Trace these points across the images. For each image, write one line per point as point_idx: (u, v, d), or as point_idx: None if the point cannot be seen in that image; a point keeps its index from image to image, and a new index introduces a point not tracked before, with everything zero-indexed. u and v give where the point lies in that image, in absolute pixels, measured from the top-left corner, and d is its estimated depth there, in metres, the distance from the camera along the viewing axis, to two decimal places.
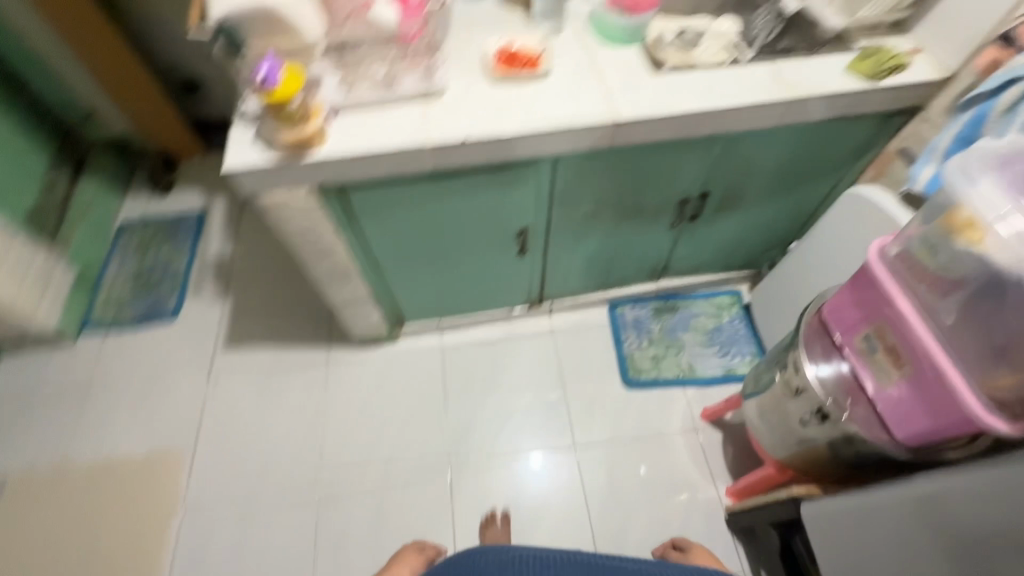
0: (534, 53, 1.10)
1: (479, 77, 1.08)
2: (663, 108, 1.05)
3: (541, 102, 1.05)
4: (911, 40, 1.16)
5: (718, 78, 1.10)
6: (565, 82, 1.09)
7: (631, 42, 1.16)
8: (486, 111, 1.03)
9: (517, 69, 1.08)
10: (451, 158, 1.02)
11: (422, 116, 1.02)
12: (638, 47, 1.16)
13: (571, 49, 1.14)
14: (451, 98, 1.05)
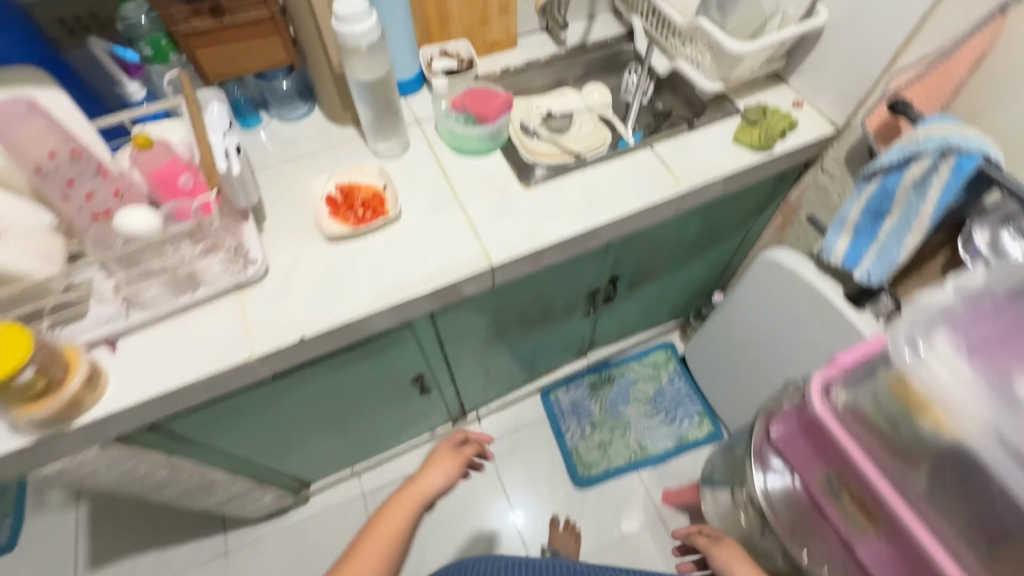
0: (374, 192, 0.89)
1: (309, 239, 0.85)
2: (541, 233, 0.87)
3: (393, 258, 0.84)
4: (789, 91, 1.05)
5: (596, 178, 0.94)
6: (419, 222, 0.88)
7: (491, 150, 0.96)
8: (324, 288, 0.80)
9: (355, 219, 0.86)
10: (288, 360, 0.78)
11: (239, 316, 0.78)
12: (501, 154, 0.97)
13: (420, 173, 0.94)
14: (275, 279, 0.81)
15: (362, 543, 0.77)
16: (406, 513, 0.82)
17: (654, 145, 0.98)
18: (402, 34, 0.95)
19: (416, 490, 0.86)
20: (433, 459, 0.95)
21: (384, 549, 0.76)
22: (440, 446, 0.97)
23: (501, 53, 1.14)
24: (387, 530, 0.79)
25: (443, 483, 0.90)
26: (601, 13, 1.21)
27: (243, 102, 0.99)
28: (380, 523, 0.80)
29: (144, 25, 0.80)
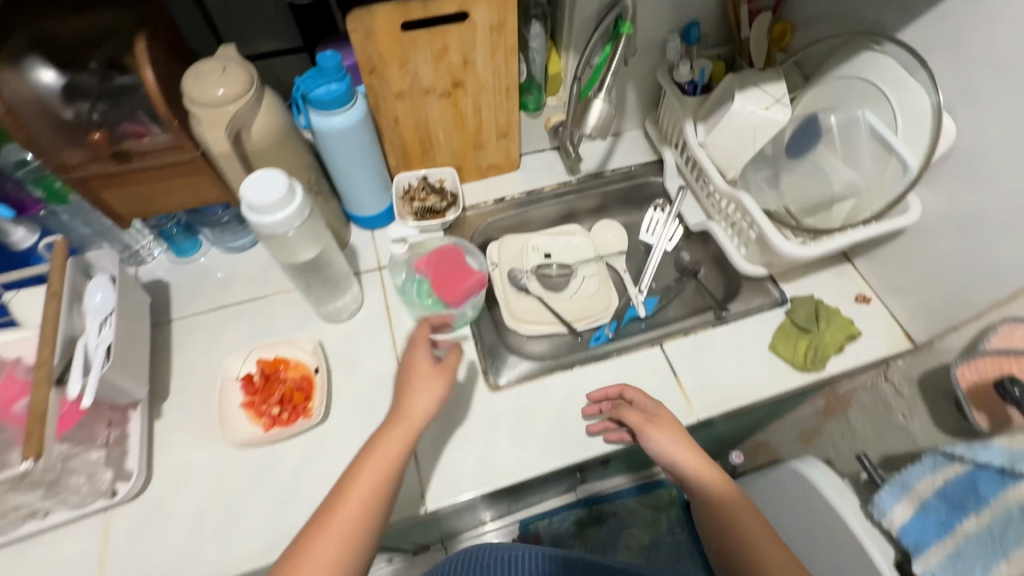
0: (303, 381, 0.71)
1: (210, 437, 0.68)
2: (499, 465, 0.68)
3: (305, 480, 0.66)
4: (853, 277, 0.82)
5: (583, 387, 0.74)
6: (350, 425, 0.70)
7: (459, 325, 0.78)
8: (210, 521, 0.63)
9: (270, 418, 0.69)
10: None
11: (98, 552, 0.61)
12: (471, 329, 0.79)
13: (366, 349, 0.76)
14: (156, 497, 0.65)
15: (354, 484, 0.56)
16: (389, 467, 0.57)
17: (664, 342, 0.77)
18: (367, 173, 0.77)
19: (393, 435, 0.59)
20: (407, 370, 0.64)
21: (372, 488, 0.56)
22: (412, 356, 0.65)
23: (497, 176, 0.94)
24: (371, 478, 0.56)
25: (430, 409, 0.61)
26: (628, 131, 0.99)
27: (176, 232, 0.81)
28: (368, 461, 0.58)
29: (33, 176, 0.64)
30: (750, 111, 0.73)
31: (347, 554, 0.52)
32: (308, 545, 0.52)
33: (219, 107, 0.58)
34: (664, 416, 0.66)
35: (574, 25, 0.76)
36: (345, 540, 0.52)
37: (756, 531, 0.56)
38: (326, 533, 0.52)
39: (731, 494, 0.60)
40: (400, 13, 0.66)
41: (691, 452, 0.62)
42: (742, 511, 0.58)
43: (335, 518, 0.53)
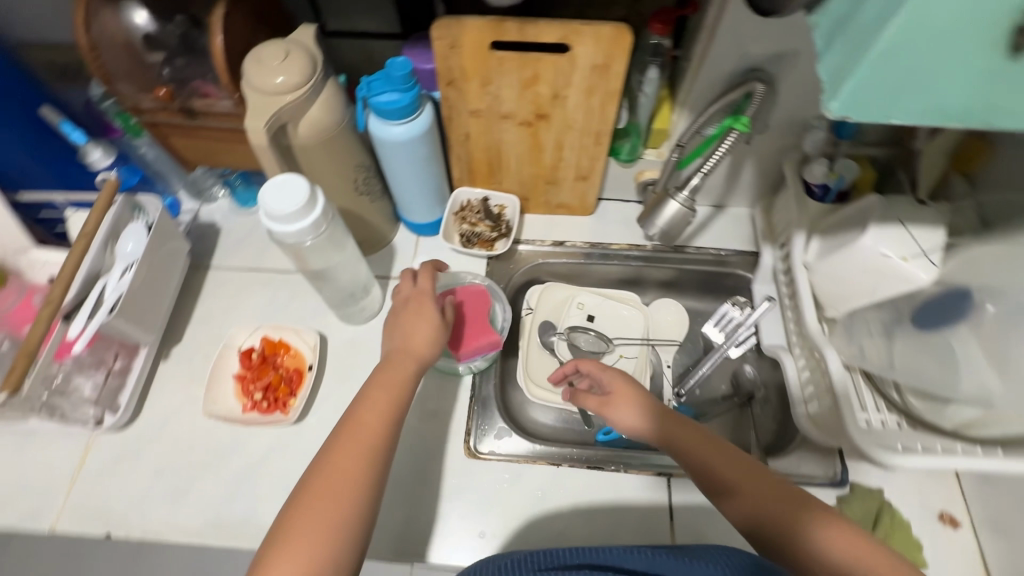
0: (295, 374, 0.70)
1: (197, 396, 0.70)
2: (444, 539, 0.63)
3: (261, 474, 0.66)
4: (945, 487, 0.64)
5: (562, 489, 0.66)
6: (321, 435, 0.69)
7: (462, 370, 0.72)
8: (168, 479, 0.65)
9: (253, 400, 0.69)
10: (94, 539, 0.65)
11: (73, 468, 0.66)
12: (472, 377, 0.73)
13: (366, 361, 0.74)
14: (134, 436, 0.68)
15: (356, 423, 0.53)
16: (392, 404, 0.55)
17: (673, 474, 0.66)
18: (421, 184, 0.72)
19: (394, 371, 0.58)
20: (399, 316, 0.63)
21: (383, 423, 0.53)
22: (407, 337, 0.60)
23: (566, 216, 0.85)
24: (374, 425, 0.53)
25: (434, 344, 0.61)
26: (733, 207, 0.84)
27: (238, 183, 0.81)
28: (369, 399, 0.55)
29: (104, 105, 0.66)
30: (881, 252, 0.57)
31: (353, 497, 0.48)
32: (302, 502, 0.47)
33: (275, 96, 0.54)
34: (612, 372, 0.62)
35: (697, 83, 0.63)
36: (353, 475, 0.49)
37: (778, 493, 0.49)
38: (334, 470, 0.49)
39: (719, 444, 0.53)
40: (492, 31, 0.57)
41: (694, 435, 0.54)
42: (719, 454, 0.52)
43: (341, 455, 0.50)
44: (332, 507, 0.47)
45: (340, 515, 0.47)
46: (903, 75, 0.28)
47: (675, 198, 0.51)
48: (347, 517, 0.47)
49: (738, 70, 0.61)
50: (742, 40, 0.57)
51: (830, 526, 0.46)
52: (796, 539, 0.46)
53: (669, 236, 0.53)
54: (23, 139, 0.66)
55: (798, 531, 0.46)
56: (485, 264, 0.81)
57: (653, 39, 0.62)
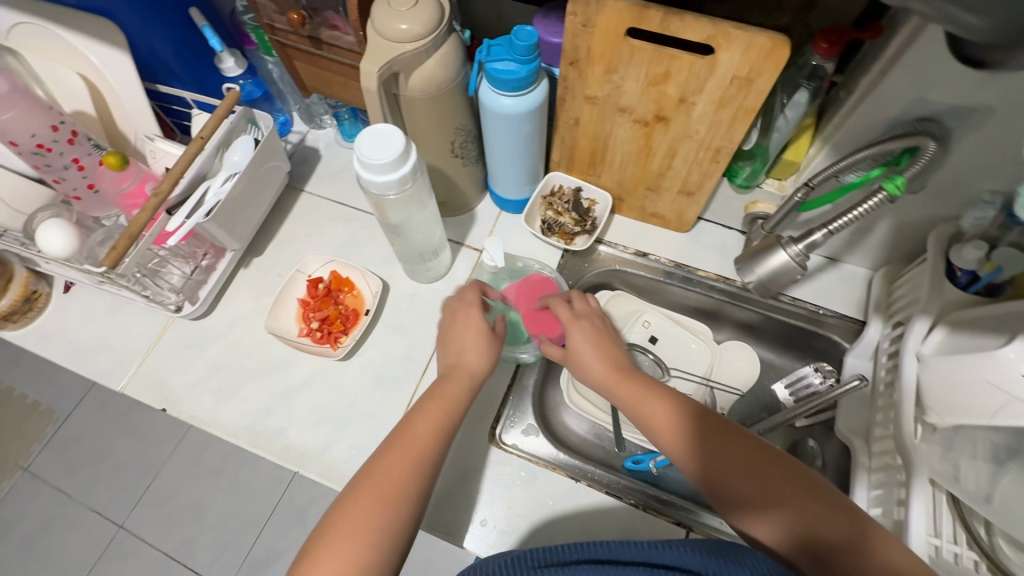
0: (351, 314, 0.73)
1: (265, 309, 0.75)
2: (446, 518, 0.63)
3: (299, 398, 0.70)
4: None
5: (574, 505, 0.63)
6: (361, 378, 0.71)
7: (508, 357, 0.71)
8: (222, 376, 0.71)
9: (309, 327, 0.72)
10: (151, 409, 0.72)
11: (150, 343, 0.74)
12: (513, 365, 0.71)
13: (419, 320, 0.75)
14: (204, 329, 0.74)
15: (408, 436, 0.53)
16: (442, 418, 0.56)
17: (693, 528, 0.62)
18: (516, 160, 0.70)
19: (449, 388, 0.58)
20: (449, 329, 0.64)
21: (434, 437, 0.54)
22: (462, 350, 0.61)
23: (658, 226, 0.79)
24: (425, 436, 0.54)
25: (485, 357, 0.61)
26: (849, 264, 0.75)
27: (346, 116, 0.82)
28: (422, 412, 0.56)
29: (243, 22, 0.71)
30: (1022, 372, 0.47)
31: (398, 505, 0.49)
32: (352, 502, 0.48)
33: (395, 43, 0.53)
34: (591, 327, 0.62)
35: (851, 120, 0.55)
36: (402, 483, 0.50)
37: (793, 488, 0.47)
38: (388, 474, 0.50)
39: (717, 431, 0.51)
40: (633, 17, 0.52)
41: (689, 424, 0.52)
42: (726, 446, 0.50)
43: (392, 464, 0.51)
44: (384, 509, 0.48)
45: (387, 514, 0.48)
46: None
47: (786, 248, 0.44)
48: (396, 522, 0.48)
49: (907, 116, 0.52)
50: (923, 83, 0.48)
51: (849, 515, 0.45)
52: (828, 531, 0.44)
53: (766, 288, 0.46)
54: (172, 37, 0.70)
55: (823, 521, 0.44)
56: (559, 256, 0.78)
57: (814, 60, 0.53)
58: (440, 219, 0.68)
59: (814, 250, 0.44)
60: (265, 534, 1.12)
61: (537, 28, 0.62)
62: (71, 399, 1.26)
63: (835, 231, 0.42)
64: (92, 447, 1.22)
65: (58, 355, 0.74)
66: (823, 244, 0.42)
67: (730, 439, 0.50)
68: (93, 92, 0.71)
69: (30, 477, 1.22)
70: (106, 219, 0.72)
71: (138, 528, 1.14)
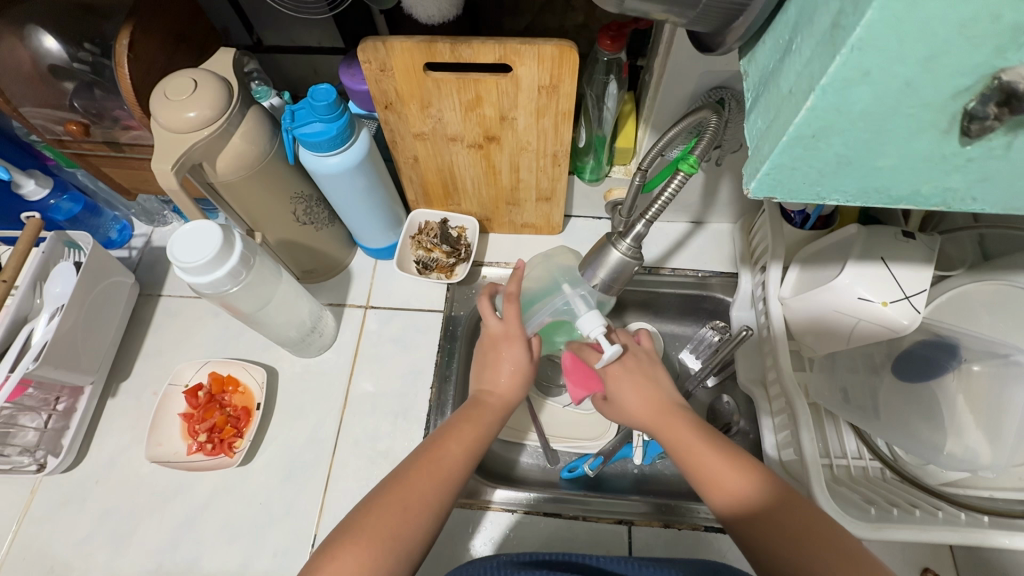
0: (244, 414, 0.68)
1: (144, 435, 0.68)
2: None
3: (205, 521, 0.64)
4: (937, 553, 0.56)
5: (517, 535, 0.64)
6: (269, 478, 0.66)
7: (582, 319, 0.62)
8: (112, 525, 0.64)
9: (199, 442, 0.66)
10: None
11: (18, 513, 0.65)
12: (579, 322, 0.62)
13: (318, 397, 0.71)
14: (79, 479, 0.66)
15: (439, 453, 0.51)
16: (473, 447, 0.53)
17: (636, 522, 0.65)
18: (366, 212, 0.68)
19: (482, 411, 0.56)
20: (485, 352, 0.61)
21: (462, 466, 0.51)
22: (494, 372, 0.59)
23: (533, 235, 0.80)
24: (456, 455, 0.52)
25: (520, 389, 0.59)
26: (713, 223, 0.79)
27: None
28: (456, 432, 0.53)
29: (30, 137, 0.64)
30: (858, 294, 0.51)
31: (420, 516, 0.47)
32: (370, 510, 0.46)
33: (185, 133, 0.50)
34: (624, 362, 0.59)
35: (658, 102, 0.57)
36: (426, 498, 0.48)
37: (792, 516, 0.45)
38: (418, 486, 0.48)
39: (729, 457, 0.50)
40: (424, 53, 0.52)
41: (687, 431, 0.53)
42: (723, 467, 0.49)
43: (422, 478, 0.49)
44: (405, 519, 0.46)
45: (403, 529, 0.46)
46: (830, 160, 0.22)
47: (617, 245, 0.45)
48: (408, 535, 0.46)
49: (702, 87, 0.54)
50: (702, 58, 0.50)
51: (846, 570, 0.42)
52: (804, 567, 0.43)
53: (612, 286, 0.47)
54: None
55: (807, 559, 0.43)
56: (445, 290, 0.77)
57: (604, 55, 0.55)
58: (304, 292, 0.65)
59: (642, 240, 0.45)
60: None
61: (345, 80, 0.61)
62: None
63: (653, 218, 0.43)
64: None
65: None
66: (646, 233, 0.43)
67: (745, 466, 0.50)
68: None
69: None
70: None
71: None
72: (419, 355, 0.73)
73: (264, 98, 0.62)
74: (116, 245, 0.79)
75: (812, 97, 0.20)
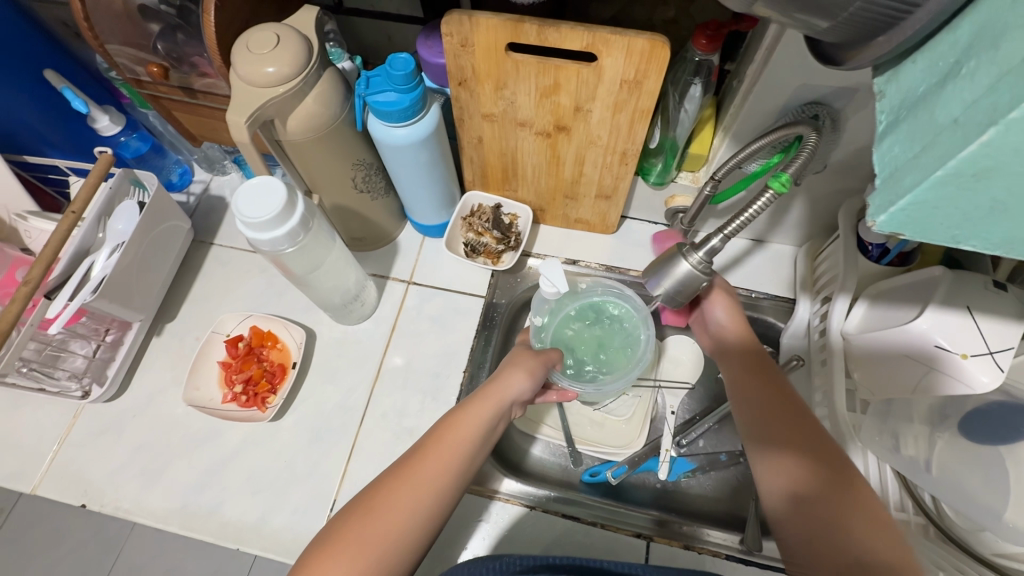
0: (279, 369, 0.68)
1: (184, 377, 0.70)
2: None
3: (230, 470, 0.65)
4: None
5: (532, 530, 0.64)
6: (296, 437, 0.67)
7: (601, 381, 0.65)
8: (145, 460, 0.66)
9: (234, 393, 0.67)
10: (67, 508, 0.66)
11: (60, 435, 0.68)
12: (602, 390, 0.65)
13: (352, 364, 0.71)
14: (118, 411, 0.69)
15: (416, 464, 0.47)
16: (461, 453, 0.49)
17: (654, 539, 0.63)
18: (425, 188, 0.67)
19: (493, 390, 0.54)
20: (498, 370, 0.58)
21: (447, 470, 0.48)
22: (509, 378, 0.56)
23: (584, 231, 0.78)
24: (444, 461, 0.48)
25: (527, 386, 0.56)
26: (775, 243, 0.75)
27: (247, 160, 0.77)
28: (434, 448, 0.49)
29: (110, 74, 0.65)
30: (936, 342, 0.48)
31: (411, 520, 0.44)
32: (347, 524, 0.43)
33: (264, 87, 0.50)
34: (750, 358, 0.55)
35: (744, 110, 0.54)
36: (411, 506, 0.44)
37: (848, 505, 0.40)
38: (391, 499, 0.44)
39: (802, 443, 0.45)
40: (510, 32, 0.50)
41: (772, 413, 0.49)
42: (785, 423, 0.48)
43: (397, 490, 0.45)
44: (387, 527, 0.43)
45: (385, 540, 0.42)
46: (982, 204, 0.20)
47: (688, 256, 0.43)
48: (398, 539, 0.43)
49: (796, 101, 0.51)
50: (802, 68, 0.47)
51: (881, 539, 0.38)
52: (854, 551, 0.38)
53: (676, 298, 0.45)
54: (34, 103, 0.65)
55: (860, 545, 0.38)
56: (489, 276, 0.76)
57: (696, 55, 0.53)
58: (353, 260, 0.65)
59: (715, 255, 0.43)
60: None
61: (421, 51, 0.59)
62: None
63: (732, 234, 0.41)
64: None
65: None
66: (722, 249, 0.41)
67: (805, 450, 0.45)
68: None
69: None
70: None
71: None
72: (456, 337, 0.72)
73: (338, 61, 0.62)
74: (176, 189, 0.80)
75: (991, 132, 0.18)
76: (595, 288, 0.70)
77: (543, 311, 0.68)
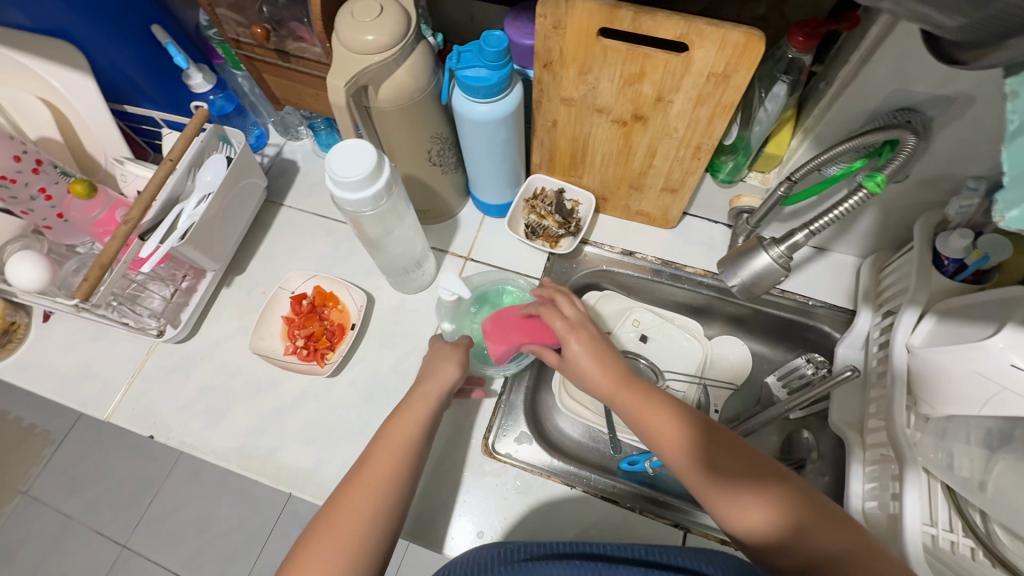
0: (338, 329, 0.71)
1: (250, 327, 0.74)
2: (437, 530, 0.63)
3: (287, 419, 0.68)
4: None
5: (570, 510, 0.64)
6: (350, 394, 0.70)
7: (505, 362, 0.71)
8: (209, 401, 0.70)
9: (293, 348, 0.70)
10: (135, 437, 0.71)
11: (134, 369, 0.72)
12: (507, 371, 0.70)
13: (406, 331, 0.74)
14: (188, 352, 0.73)
15: (365, 468, 0.50)
16: (409, 442, 0.53)
17: (690, 529, 0.63)
18: (497, 166, 0.69)
19: (428, 387, 0.57)
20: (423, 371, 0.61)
21: (399, 465, 0.50)
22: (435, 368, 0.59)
23: (643, 224, 0.78)
24: (393, 457, 0.51)
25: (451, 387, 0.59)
26: (837, 252, 0.74)
27: (322, 127, 0.80)
28: (385, 444, 0.52)
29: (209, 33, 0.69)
30: (1011, 361, 0.47)
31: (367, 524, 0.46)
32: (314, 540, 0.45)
33: (364, 54, 0.52)
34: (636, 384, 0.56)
35: (831, 112, 0.54)
36: (367, 514, 0.47)
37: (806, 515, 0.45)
38: (349, 506, 0.47)
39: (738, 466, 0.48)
40: (604, 16, 0.51)
41: (698, 442, 0.51)
42: (716, 453, 0.50)
43: (352, 493, 0.48)
44: (348, 534, 0.45)
45: (352, 539, 0.45)
46: None
47: (769, 250, 0.43)
48: (361, 540, 0.45)
49: (888, 105, 0.50)
50: (900, 71, 0.46)
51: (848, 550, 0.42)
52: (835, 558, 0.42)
53: (750, 291, 0.45)
54: (137, 57, 0.69)
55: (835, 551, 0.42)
56: (545, 259, 0.77)
57: (790, 52, 0.53)
58: (420, 230, 0.68)
59: (796, 250, 0.43)
60: (270, 545, 1.19)
61: (509, 31, 0.61)
62: (66, 423, 1.34)
63: (817, 231, 0.42)
64: (102, 461, 1.29)
65: (43, 387, 0.72)
66: (805, 244, 0.42)
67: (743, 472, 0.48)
68: (57, 115, 0.69)
69: (31, 501, 1.29)
70: (82, 248, 0.70)
71: (141, 546, 1.22)
72: None
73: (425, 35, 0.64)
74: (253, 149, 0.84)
75: None
76: (488, 281, 0.75)
77: (447, 315, 0.71)
